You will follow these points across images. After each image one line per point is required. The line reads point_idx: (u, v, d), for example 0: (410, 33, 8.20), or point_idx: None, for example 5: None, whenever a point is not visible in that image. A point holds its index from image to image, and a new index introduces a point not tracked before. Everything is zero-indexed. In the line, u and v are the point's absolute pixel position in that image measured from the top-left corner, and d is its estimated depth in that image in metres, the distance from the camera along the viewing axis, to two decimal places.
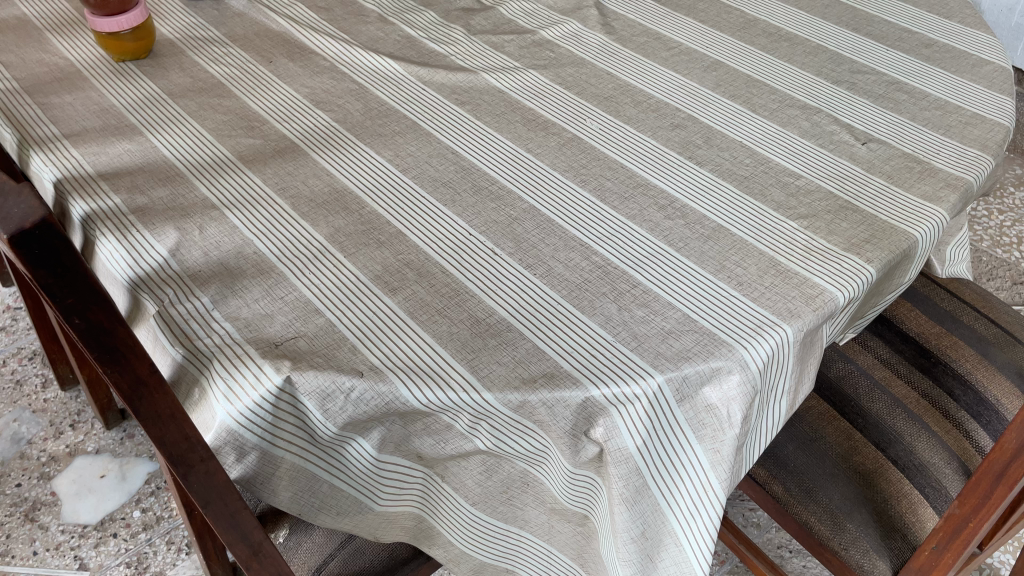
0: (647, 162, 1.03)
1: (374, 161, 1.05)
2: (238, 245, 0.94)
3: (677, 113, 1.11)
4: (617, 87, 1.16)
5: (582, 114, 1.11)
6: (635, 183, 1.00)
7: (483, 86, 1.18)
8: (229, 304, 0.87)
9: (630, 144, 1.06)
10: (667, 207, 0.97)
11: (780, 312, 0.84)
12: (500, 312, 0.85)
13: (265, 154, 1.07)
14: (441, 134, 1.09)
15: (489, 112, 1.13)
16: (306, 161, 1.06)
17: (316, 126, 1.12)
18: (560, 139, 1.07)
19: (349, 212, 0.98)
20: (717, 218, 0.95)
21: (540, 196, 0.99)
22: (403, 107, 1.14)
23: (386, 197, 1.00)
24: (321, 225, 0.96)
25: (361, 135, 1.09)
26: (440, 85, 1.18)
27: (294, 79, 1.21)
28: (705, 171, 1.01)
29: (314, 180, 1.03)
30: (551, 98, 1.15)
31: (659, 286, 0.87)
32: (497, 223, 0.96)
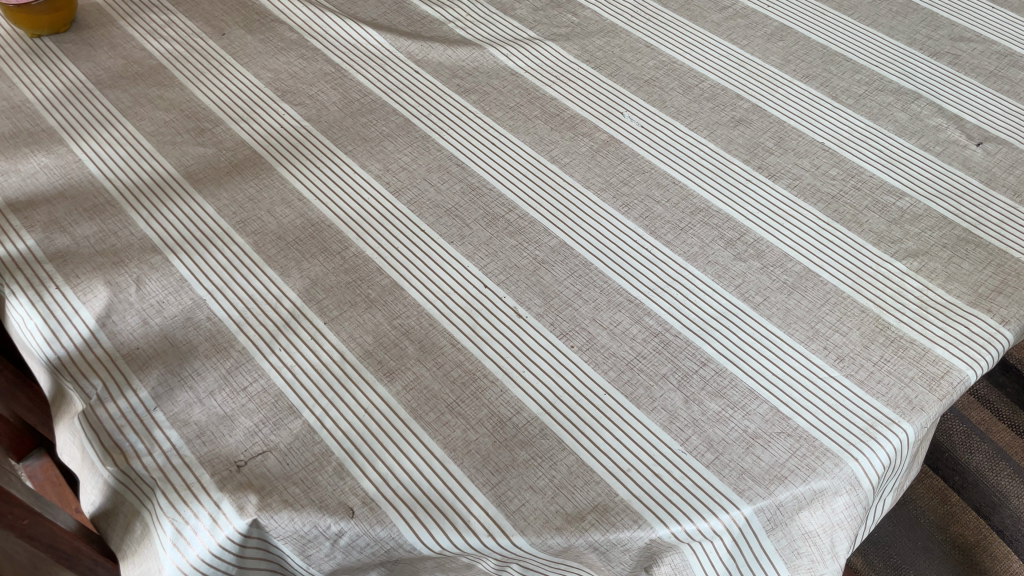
0: (706, 174, 0.81)
1: (358, 179, 0.83)
2: (186, 307, 0.73)
3: (737, 101, 0.88)
4: (659, 65, 0.92)
5: (618, 106, 0.88)
6: (694, 208, 0.78)
7: (492, 66, 0.94)
8: (175, 399, 0.67)
9: (683, 147, 0.84)
10: (735, 241, 0.76)
11: (897, 405, 0.64)
12: (531, 407, 0.65)
13: (219, 169, 0.84)
14: (441, 137, 0.86)
15: (500, 104, 0.89)
16: (271, 179, 0.83)
17: (282, 126, 0.88)
18: (591, 143, 0.85)
19: (329, 255, 0.76)
20: (803, 257, 0.74)
21: (572, 228, 0.78)
22: (392, 97, 0.91)
23: (376, 232, 0.78)
24: (294, 275, 0.75)
25: (340, 140, 0.86)
26: (436, 65, 0.94)
27: (253, 58, 0.96)
28: (781, 188, 0.80)
29: (282, 207, 0.81)
30: (576, 81, 0.91)
31: (735, 364, 0.67)
32: (520, 269, 0.75)
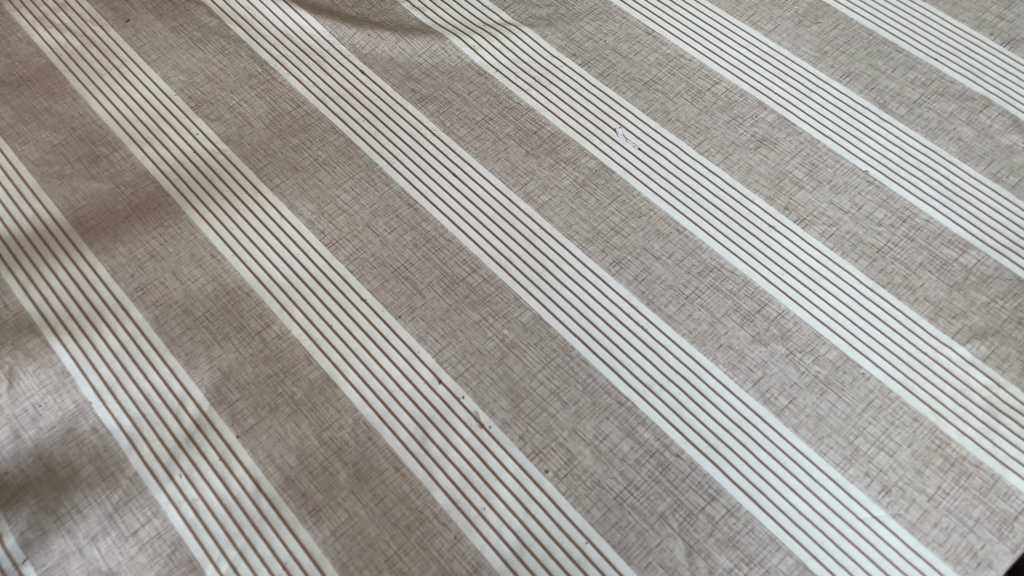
0: (718, 219, 0.65)
1: (287, 227, 0.67)
2: (68, 413, 0.59)
3: (760, 112, 0.70)
4: (662, 61, 0.74)
5: (612, 119, 0.71)
6: (702, 268, 0.63)
7: (455, 63, 0.75)
8: (49, 549, 0.54)
9: (691, 179, 0.67)
10: (754, 315, 0.60)
11: (957, 559, 0.51)
12: (492, 561, 0.52)
13: (115, 214, 0.68)
14: (391, 166, 0.70)
15: (464, 119, 0.72)
16: (179, 228, 0.67)
17: (194, 151, 0.72)
18: (575, 175, 0.68)
19: (247, 338, 0.61)
20: (840, 339, 0.59)
21: (551, 296, 0.62)
22: (331, 109, 0.73)
23: (307, 304, 0.63)
24: (202, 366, 0.60)
25: (265, 171, 0.70)
26: (387, 63, 0.76)
27: (162, 54, 0.78)
28: (814, 238, 0.63)
29: (192, 268, 0.65)
30: (559, 85, 0.73)
31: (751, 498, 0.53)
32: (483, 356, 0.60)
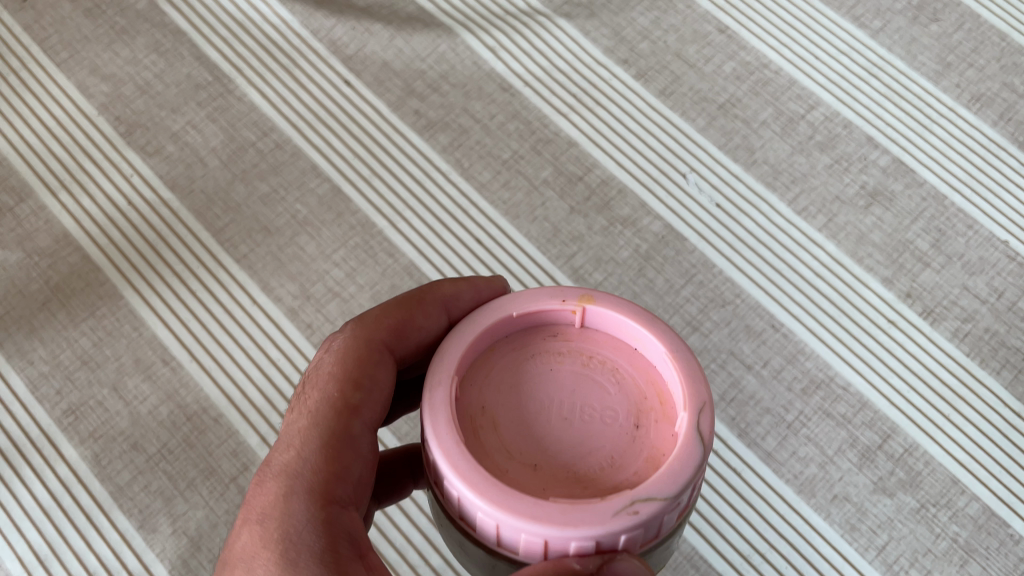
0: (825, 310, 0.51)
1: (261, 318, 0.51)
2: None
3: (869, 152, 0.55)
4: (741, 72, 0.57)
5: (680, 159, 0.55)
6: (805, 382, 0.49)
7: (471, 72, 0.58)
8: None
9: (786, 250, 0.52)
10: (874, 452, 0.47)
11: None
12: None
13: (29, 298, 0.51)
14: (394, 226, 0.53)
15: (487, 156, 0.55)
16: (117, 319, 0.51)
17: (130, 203, 0.54)
18: (636, 243, 0.53)
19: (220, 487, 0.47)
20: (983, 486, 0.47)
21: None
22: (310, 138, 0.56)
23: None
24: (162, 529, 0.46)
25: (228, 235, 0.53)
26: (380, 69, 0.58)
27: (75, 52, 0.58)
28: (944, 338, 0.50)
29: (138, 381, 0.49)
30: (609, 107, 0.56)
31: None
32: None
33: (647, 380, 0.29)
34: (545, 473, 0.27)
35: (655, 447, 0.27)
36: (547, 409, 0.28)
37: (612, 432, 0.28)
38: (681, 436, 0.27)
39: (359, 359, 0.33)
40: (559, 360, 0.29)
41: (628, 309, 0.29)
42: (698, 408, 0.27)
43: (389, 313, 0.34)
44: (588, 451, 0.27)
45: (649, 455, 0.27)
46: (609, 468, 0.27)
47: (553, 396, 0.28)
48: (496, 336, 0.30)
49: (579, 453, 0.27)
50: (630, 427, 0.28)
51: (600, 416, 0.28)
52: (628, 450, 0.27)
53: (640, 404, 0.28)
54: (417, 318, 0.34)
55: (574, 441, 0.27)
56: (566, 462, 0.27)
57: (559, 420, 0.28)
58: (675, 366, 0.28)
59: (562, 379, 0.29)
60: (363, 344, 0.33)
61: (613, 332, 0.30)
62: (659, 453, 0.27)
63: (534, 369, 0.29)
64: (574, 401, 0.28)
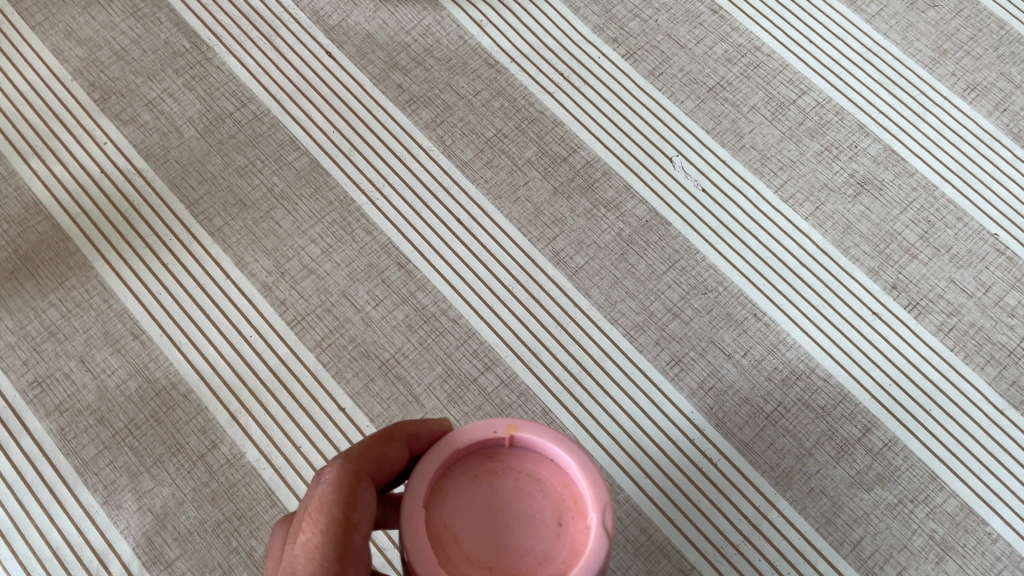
0: (808, 300, 0.50)
1: (234, 293, 0.50)
2: None
3: (860, 140, 0.54)
4: (732, 54, 0.56)
5: (668, 142, 0.54)
6: (786, 373, 0.48)
7: (456, 47, 0.56)
8: None
9: (772, 237, 0.51)
10: (853, 446, 0.47)
11: None
12: None
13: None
14: (373, 203, 0.52)
15: (470, 134, 0.54)
16: (86, 291, 0.50)
17: (103, 171, 0.53)
18: (619, 227, 0.51)
19: (187, 464, 0.46)
20: (961, 482, 0.46)
21: (590, 410, 0.47)
22: (290, 110, 0.54)
23: (266, 413, 0.47)
24: (127, 506, 0.45)
25: (203, 207, 0.52)
26: (363, 40, 0.56)
27: (51, 14, 0.57)
28: (928, 332, 0.49)
29: (107, 354, 0.48)
30: (596, 86, 0.55)
31: None
32: None
33: (565, 484, 0.32)
34: None
35: (577, 541, 0.31)
36: (486, 527, 0.31)
37: (543, 543, 0.31)
38: (592, 533, 0.30)
39: (342, 497, 0.32)
40: (486, 478, 0.32)
41: (544, 430, 0.32)
42: (604, 506, 0.31)
43: (370, 447, 0.33)
44: (526, 557, 0.31)
45: (572, 548, 0.31)
46: (543, 567, 0.31)
47: (490, 514, 0.31)
48: (440, 467, 0.32)
49: (518, 564, 0.31)
50: (557, 529, 0.31)
51: (530, 525, 0.31)
52: (557, 549, 0.31)
53: (561, 507, 0.31)
54: (393, 450, 0.34)
55: (512, 550, 0.31)
56: None
57: (500, 537, 0.31)
58: (585, 476, 0.31)
59: (493, 492, 0.32)
60: (344, 481, 0.33)
61: (534, 452, 0.32)
62: (579, 547, 0.31)
63: (470, 492, 0.32)
64: (509, 516, 0.31)
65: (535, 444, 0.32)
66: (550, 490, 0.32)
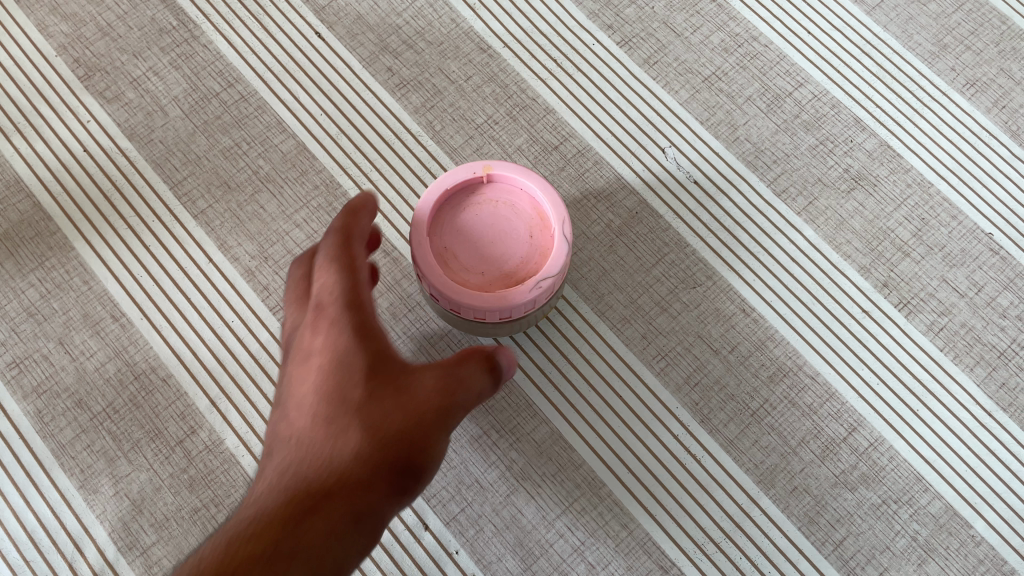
0: (798, 296, 0.49)
1: (216, 277, 0.49)
2: None
3: (856, 134, 0.53)
4: (729, 44, 0.55)
5: (661, 132, 0.53)
6: (773, 370, 0.48)
7: (448, 30, 0.55)
8: None
9: (763, 231, 0.50)
10: (838, 445, 0.46)
11: None
12: None
13: None
14: (359, 188, 0.51)
15: (460, 120, 0.53)
16: (67, 271, 0.49)
17: (85, 150, 0.52)
18: (608, 218, 0.51)
19: (166, 449, 0.46)
20: (946, 484, 0.45)
21: (574, 403, 0.47)
22: (277, 91, 0.53)
23: (246, 400, 0.47)
24: (104, 490, 0.45)
25: (187, 188, 0.51)
26: (353, 21, 0.55)
27: None
28: (918, 331, 0.48)
29: (86, 336, 0.48)
30: (590, 73, 0.54)
31: None
32: (484, 488, 0.45)
33: (533, 206, 0.44)
34: (485, 272, 0.43)
35: (546, 248, 0.43)
36: (476, 241, 0.43)
37: (519, 240, 0.43)
38: (555, 239, 0.42)
39: (342, 301, 0.41)
40: (475, 206, 0.44)
41: (512, 168, 0.44)
42: (563, 218, 0.42)
43: (347, 221, 0.42)
44: (507, 257, 0.43)
45: (542, 253, 0.43)
46: (523, 266, 0.43)
47: (481, 229, 0.43)
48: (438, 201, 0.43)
49: (502, 259, 0.43)
50: (529, 240, 0.43)
51: (509, 236, 0.43)
52: (531, 255, 0.43)
53: (531, 224, 0.43)
54: (360, 223, 0.43)
55: (497, 259, 0.43)
56: (495, 265, 0.43)
57: (487, 245, 0.43)
58: (546, 198, 0.43)
59: (479, 216, 0.43)
60: (344, 262, 0.41)
61: (506, 179, 0.44)
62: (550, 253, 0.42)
63: (463, 216, 0.44)
64: (493, 230, 0.43)
65: (506, 177, 0.43)
66: (521, 212, 0.44)
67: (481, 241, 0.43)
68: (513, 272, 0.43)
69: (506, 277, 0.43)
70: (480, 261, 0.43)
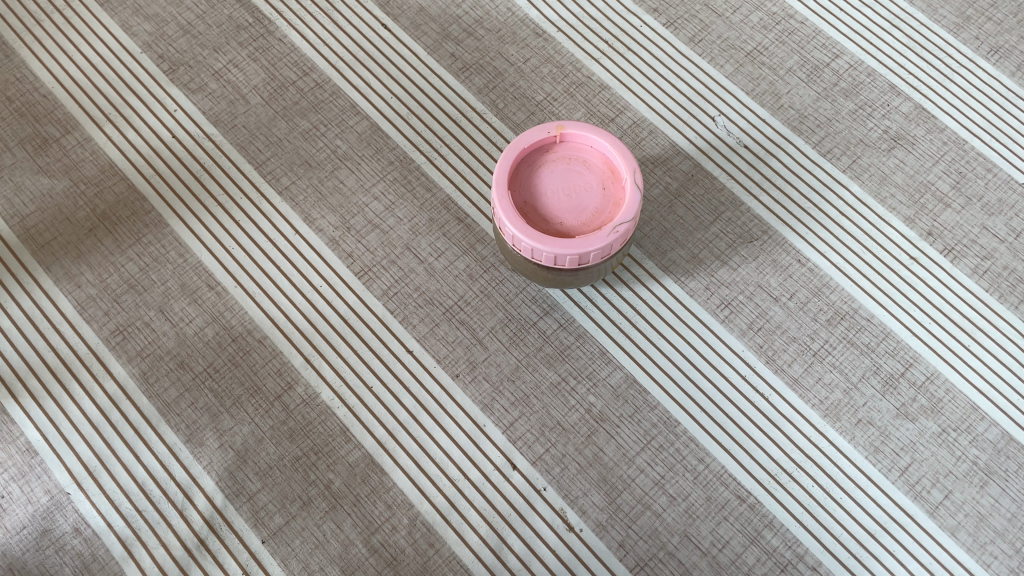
0: (849, 246, 0.52)
1: (303, 247, 0.52)
2: (41, 507, 0.47)
3: (892, 99, 0.57)
4: (768, 22, 0.59)
5: (710, 103, 0.56)
6: (830, 314, 0.51)
7: (505, 18, 0.59)
8: None
9: (813, 189, 0.54)
10: (897, 379, 0.49)
11: None
12: None
13: (78, 226, 0.53)
14: (431, 162, 0.55)
15: (521, 98, 0.57)
16: (162, 245, 0.53)
17: (174, 137, 0.56)
18: (666, 182, 0.54)
19: (265, 405, 0.49)
20: (1002, 413, 0.48)
21: (646, 350, 0.50)
22: (350, 77, 0.57)
23: (338, 357, 0.50)
24: (209, 443, 0.48)
25: (270, 168, 0.55)
26: (416, 14, 0.59)
27: None
28: (964, 274, 0.52)
29: (184, 303, 0.51)
30: (639, 52, 0.58)
31: None
32: (565, 430, 0.48)
33: (603, 160, 0.47)
34: (565, 222, 0.46)
35: (619, 197, 0.46)
36: (552, 195, 0.46)
37: (593, 192, 0.46)
38: (629, 189, 0.45)
39: None
40: (548, 164, 0.47)
41: (583, 125, 0.47)
42: (635, 169, 0.45)
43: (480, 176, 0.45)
44: (583, 207, 0.46)
45: (616, 202, 0.46)
46: (598, 215, 0.46)
47: (556, 184, 0.46)
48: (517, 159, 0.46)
49: (579, 210, 0.46)
50: (602, 191, 0.46)
51: (584, 189, 0.46)
52: (606, 205, 0.46)
53: (602, 177, 0.46)
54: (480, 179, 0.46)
55: (574, 210, 0.46)
56: (573, 214, 0.46)
57: (563, 198, 0.46)
58: (618, 151, 0.46)
59: (553, 173, 0.47)
60: None
61: (577, 138, 0.47)
62: (623, 201, 0.45)
63: (538, 172, 0.47)
64: (567, 184, 0.46)
65: (577, 134, 0.46)
66: (592, 167, 0.47)
67: (557, 195, 0.46)
68: (590, 221, 0.45)
69: (582, 224, 0.45)
70: (557, 212, 0.46)
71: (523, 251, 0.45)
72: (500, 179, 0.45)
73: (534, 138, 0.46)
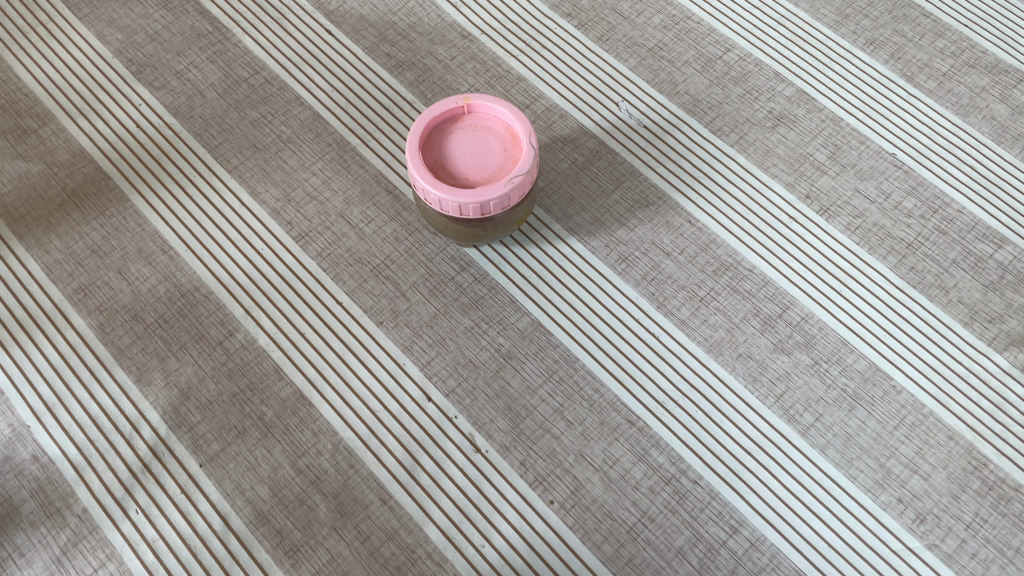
0: (735, 208, 0.58)
1: (248, 216, 0.59)
2: (3, 439, 0.52)
3: (777, 85, 0.63)
4: (668, 23, 0.66)
5: (614, 91, 0.64)
6: (716, 265, 0.57)
7: (435, 23, 0.67)
8: None
9: (704, 161, 0.60)
10: (775, 319, 0.55)
11: None
12: None
13: (49, 201, 0.60)
14: (365, 144, 0.62)
15: (448, 89, 0.64)
16: (123, 216, 0.59)
17: (138, 126, 0.63)
18: (574, 157, 0.61)
19: (208, 349, 0.54)
20: (869, 346, 0.54)
21: (550, 299, 0.56)
22: (296, 75, 0.65)
23: (275, 308, 0.55)
24: (156, 383, 0.53)
25: (221, 151, 0.61)
26: (356, 21, 0.67)
27: (95, 8, 0.68)
28: (837, 230, 0.58)
29: (140, 265, 0.57)
30: (553, 50, 0.65)
31: (776, 528, 0.49)
32: (476, 367, 0.54)
33: (504, 127, 0.54)
34: (470, 178, 0.52)
35: (517, 157, 0.52)
36: (460, 156, 0.53)
37: (495, 154, 0.53)
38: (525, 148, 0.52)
39: None
40: (457, 131, 0.53)
41: (486, 97, 0.53)
42: (530, 131, 0.52)
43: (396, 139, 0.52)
44: (486, 166, 0.52)
45: (515, 160, 0.52)
46: (499, 171, 0.52)
47: (464, 147, 0.53)
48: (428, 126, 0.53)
49: (483, 169, 0.52)
50: (503, 152, 0.53)
51: (487, 151, 0.53)
52: (506, 163, 0.52)
53: (504, 141, 0.53)
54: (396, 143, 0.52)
55: (478, 168, 0.52)
56: (478, 171, 0.52)
57: (470, 158, 0.53)
58: (516, 117, 0.53)
59: (461, 138, 0.53)
60: None
61: (482, 108, 0.54)
62: (520, 158, 0.52)
63: (448, 138, 0.53)
64: (473, 147, 0.53)
65: (481, 104, 0.53)
66: (495, 133, 0.54)
67: (464, 156, 0.53)
68: (492, 177, 0.52)
69: (486, 179, 0.52)
70: (464, 170, 0.52)
71: (433, 203, 0.51)
72: (413, 141, 0.52)
73: (443, 108, 0.53)
